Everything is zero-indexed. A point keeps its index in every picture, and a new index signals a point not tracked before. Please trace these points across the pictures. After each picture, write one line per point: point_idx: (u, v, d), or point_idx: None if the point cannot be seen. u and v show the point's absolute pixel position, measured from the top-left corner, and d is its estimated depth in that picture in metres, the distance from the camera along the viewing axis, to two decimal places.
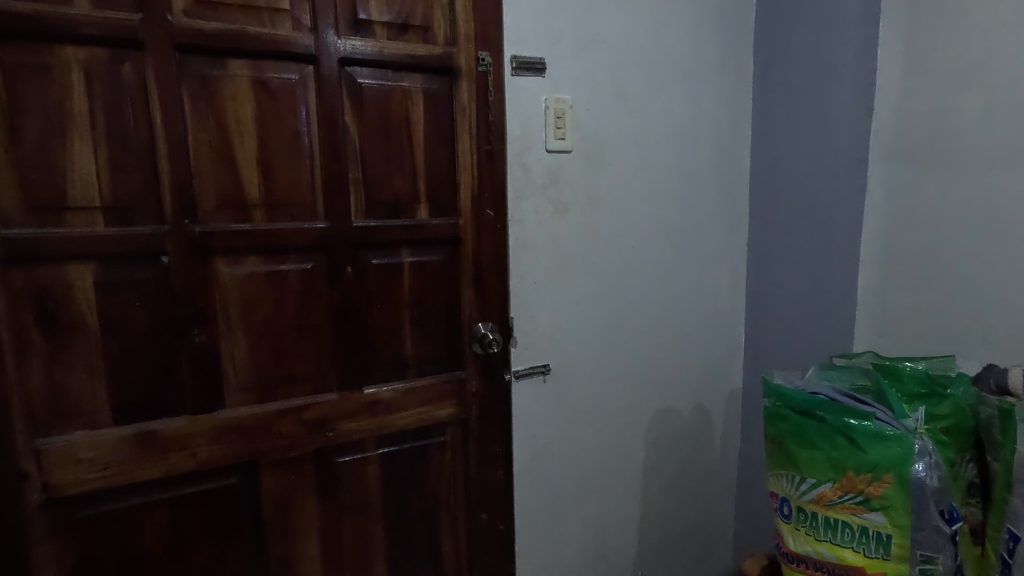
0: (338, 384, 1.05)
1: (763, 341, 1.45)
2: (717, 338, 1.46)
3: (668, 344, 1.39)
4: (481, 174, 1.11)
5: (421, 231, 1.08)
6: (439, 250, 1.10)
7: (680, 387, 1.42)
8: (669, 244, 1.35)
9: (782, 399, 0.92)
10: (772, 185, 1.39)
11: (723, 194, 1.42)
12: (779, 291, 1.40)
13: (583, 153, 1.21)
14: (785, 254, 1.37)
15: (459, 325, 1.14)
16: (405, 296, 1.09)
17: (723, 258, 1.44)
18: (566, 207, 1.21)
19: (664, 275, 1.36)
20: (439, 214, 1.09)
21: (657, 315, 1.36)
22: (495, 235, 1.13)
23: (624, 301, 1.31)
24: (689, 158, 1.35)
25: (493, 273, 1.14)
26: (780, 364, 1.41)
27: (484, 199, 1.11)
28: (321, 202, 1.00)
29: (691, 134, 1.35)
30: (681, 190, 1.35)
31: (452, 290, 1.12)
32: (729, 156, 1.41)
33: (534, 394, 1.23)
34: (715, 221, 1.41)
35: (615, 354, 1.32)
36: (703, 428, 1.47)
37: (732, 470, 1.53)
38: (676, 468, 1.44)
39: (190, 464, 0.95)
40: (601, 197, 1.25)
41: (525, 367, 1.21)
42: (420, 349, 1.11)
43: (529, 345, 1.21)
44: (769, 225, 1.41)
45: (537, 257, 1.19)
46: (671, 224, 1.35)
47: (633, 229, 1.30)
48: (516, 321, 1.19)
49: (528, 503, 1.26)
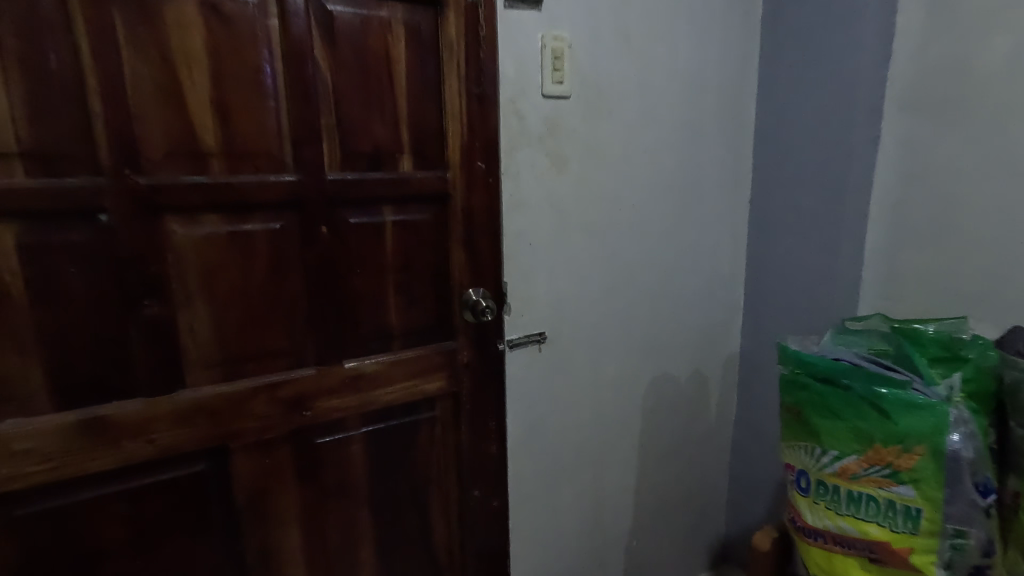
0: (315, 357, 0.94)
1: (765, 306, 1.38)
2: (716, 301, 1.40)
3: (667, 309, 1.32)
4: (472, 121, 0.98)
5: (405, 187, 0.96)
6: (426, 207, 0.99)
7: (678, 353, 1.36)
8: (671, 203, 1.27)
9: (802, 366, 0.86)
10: (777, 139, 1.31)
11: (725, 148, 1.33)
12: (783, 251, 1.33)
13: (582, 100, 1.10)
14: (790, 212, 1.30)
15: (448, 291, 1.03)
16: (390, 259, 0.97)
17: (724, 218, 1.37)
18: (564, 161, 1.10)
19: (664, 236, 1.27)
20: (424, 167, 0.97)
21: (656, 278, 1.28)
22: (487, 190, 1.02)
23: (623, 264, 1.23)
24: (693, 109, 1.25)
25: (486, 234, 1.04)
26: (781, 328, 1.35)
27: (475, 150, 0.99)
28: (289, 152, 0.86)
29: (695, 82, 1.24)
30: (685, 143, 1.26)
31: (441, 253, 1.01)
32: (733, 108, 1.32)
33: (530, 364, 1.15)
34: (717, 177, 1.33)
35: (613, 320, 1.24)
36: (701, 395, 1.42)
37: (727, 437, 1.50)
38: (673, 437, 1.40)
39: (149, 452, 0.83)
40: (600, 150, 1.14)
41: (520, 335, 1.12)
42: (405, 318, 1.01)
43: (524, 311, 1.12)
44: (773, 182, 1.33)
45: (533, 215, 1.09)
46: (673, 180, 1.26)
47: (635, 186, 1.20)
48: (510, 286, 1.09)
49: (522, 477, 1.20)
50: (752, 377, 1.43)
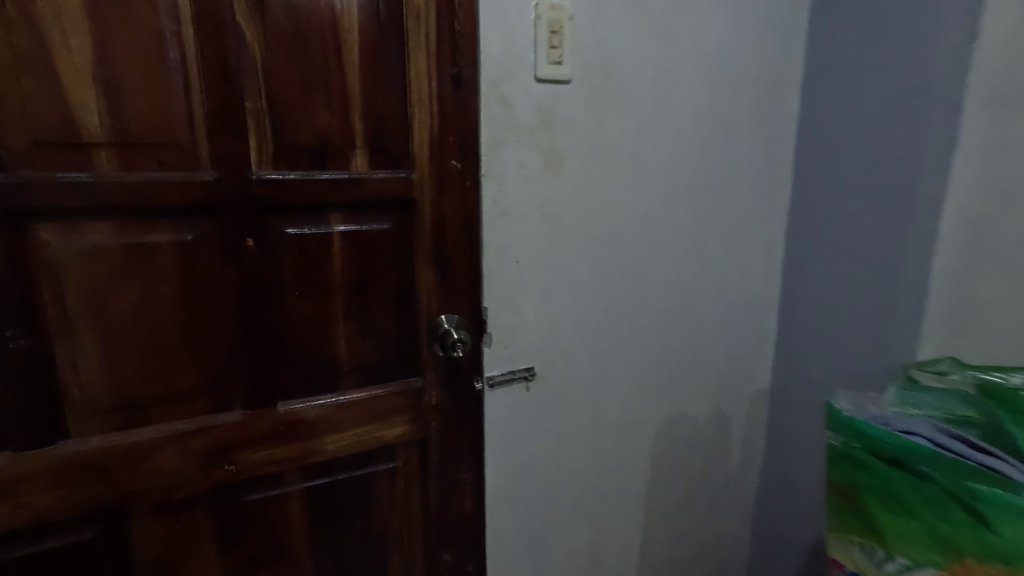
0: (241, 399, 0.76)
1: (803, 337, 1.16)
2: (746, 330, 1.18)
3: (684, 339, 1.10)
4: (444, 109, 0.79)
5: (356, 189, 0.77)
6: (384, 215, 0.79)
7: (695, 390, 1.15)
8: (694, 212, 1.05)
9: (861, 441, 0.66)
10: (825, 137, 1.08)
11: (762, 148, 1.11)
12: (827, 273, 1.10)
13: (586, 85, 0.89)
14: (836, 227, 1.08)
15: (412, 317, 0.84)
16: (337, 279, 0.79)
17: (758, 231, 1.14)
18: (561, 161, 0.90)
19: (685, 252, 1.06)
20: (382, 165, 0.78)
21: (673, 303, 1.07)
22: (463, 196, 0.82)
23: (633, 286, 1.02)
24: (725, 99, 1.04)
25: (461, 249, 0.84)
26: (820, 365, 1.13)
27: (448, 145, 0.80)
28: (204, 143, 0.68)
29: (729, 67, 1.03)
30: (713, 140, 1.04)
31: (403, 272, 0.82)
32: (774, 99, 1.10)
33: (514, 404, 0.96)
34: (751, 183, 1.11)
35: (618, 352, 1.04)
36: (722, 438, 1.21)
37: (751, 485, 1.29)
38: (687, 487, 1.19)
39: (19, 518, 0.66)
40: (607, 148, 0.93)
41: (503, 371, 0.93)
42: (357, 350, 0.82)
43: (508, 342, 0.92)
44: (817, 190, 1.11)
45: (521, 226, 0.89)
46: (697, 185, 1.04)
47: (649, 192, 0.99)
48: (491, 312, 0.90)
49: (503, 536, 1.01)
50: (784, 419, 1.21)
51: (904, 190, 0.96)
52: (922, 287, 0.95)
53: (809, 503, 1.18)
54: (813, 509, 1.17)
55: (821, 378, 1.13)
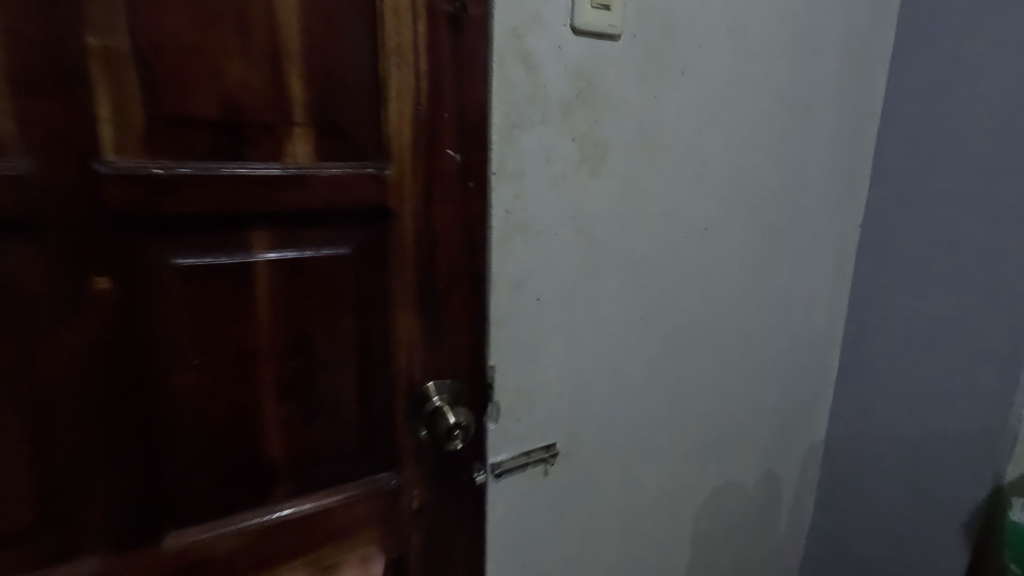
0: (99, 541, 0.46)
1: (877, 381, 0.95)
2: (803, 373, 0.96)
3: (737, 386, 0.88)
4: (437, 68, 0.50)
5: (295, 192, 0.47)
6: (343, 234, 0.51)
7: (749, 450, 0.93)
8: (755, 226, 0.82)
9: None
10: (920, 134, 0.85)
11: (840, 148, 0.87)
12: (917, 306, 0.88)
13: (640, 47, 0.63)
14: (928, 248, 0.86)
15: (385, 387, 0.55)
16: (265, 337, 0.49)
17: (826, 249, 0.91)
18: (602, 155, 0.64)
19: (744, 279, 0.83)
20: (337, 155, 0.49)
21: (726, 342, 0.84)
22: (464, 205, 0.54)
23: (682, 323, 0.78)
24: (804, 79, 0.79)
25: (460, 286, 0.56)
26: (898, 413, 0.92)
27: (445, 125, 0.51)
28: (7, 108, 0.37)
29: (812, 34, 0.78)
30: (785, 132, 0.80)
31: (370, 322, 0.53)
32: (855, 81, 0.86)
33: (531, 490, 0.69)
34: (824, 188, 0.88)
35: (660, 409, 0.79)
36: (770, 501, 0.99)
37: (797, 550, 1.08)
38: (730, 564, 0.96)
39: None
40: (660, 137, 0.68)
41: (515, 456, 0.66)
42: (298, 442, 0.53)
43: (524, 410, 0.66)
44: (901, 201, 0.89)
45: (547, 249, 0.62)
46: (761, 191, 0.81)
47: (707, 199, 0.75)
48: (500, 370, 0.62)
49: None
50: (847, 473, 1.01)
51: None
52: None
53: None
54: None
55: (901, 432, 0.92)
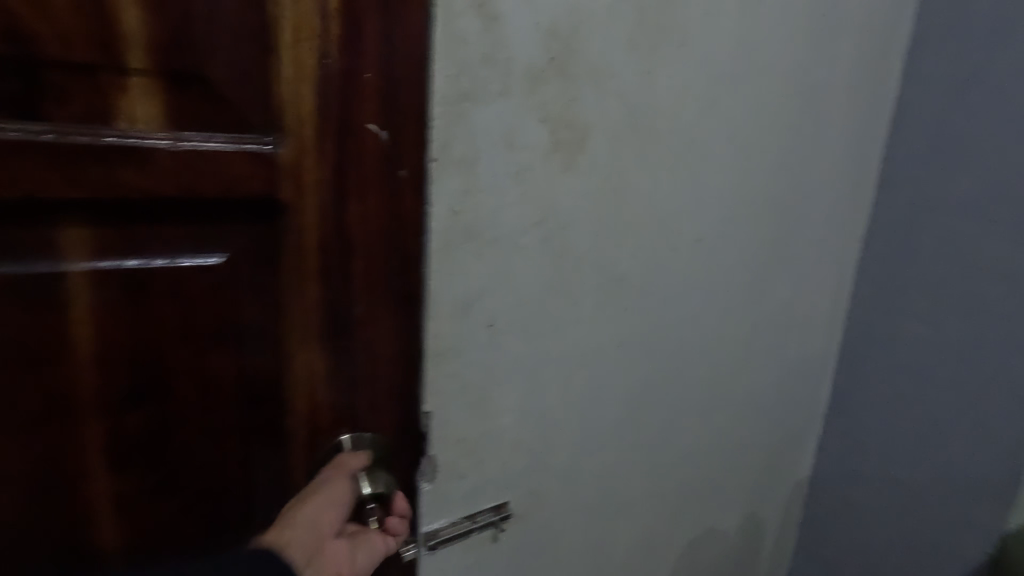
0: None
1: (875, 412, 0.87)
2: (792, 404, 0.86)
3: (723, 420, 0.77)
4: (355, 4, 0.35)
5: (130, 172, 0.32)
6: (212, 236, 0.36)
7: (730, 491, 0.82)
8: (754, 240, 0.70)
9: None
10: (937, 141, 0.77)
11: (847, 152, 0.77)
12: (924, 333, 0.81)
13: (632, 7, 0.49)
14: (942, 270, 0.78)
15: (277, 446, 0.41)
16: (89, 380, 0.34)
17: (824, 266, 0.81)
18: (580, 143, 0.50)
19: (738, 302, 0.72)
20: (200, 123, 0.34)
21: (713, 372, 0.73)
22: (392, 202, 0.40)
23: (666, 354, 0.66)
24: (817, 68, 0.68)
25: (385, 311, 0.42)
26: (895, 444, 0.85)
27: (365, 89, 0.37)
28: None
29: (830, 15, 0.66)
30: (792, 132, 0.68)
31: (255, 359, 0.39)
32: (868, 74, 0.75)
33: (479, 555, 0.56)
34: (827, 197, 0.77)
35: (638, 452, 0.67)
36: (748, 540, 0.90)
37: None
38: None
39: None
40: (650, 126, 0.54)
41: (456, 522, 0.53)
42: (145, 522, 0.38)
43: (469, 464, 0.52)
44: (912, 215, 0.80)
45: (503, 263, 0.48)
46: (763, 199, 0.69)
47: (702, 207, 0.63)
48: (438, 417, 0.48)
49: None
50: (833, 509, 0.93)
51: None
52: None
53: None
54: None
55: (898, 467, 0.85)
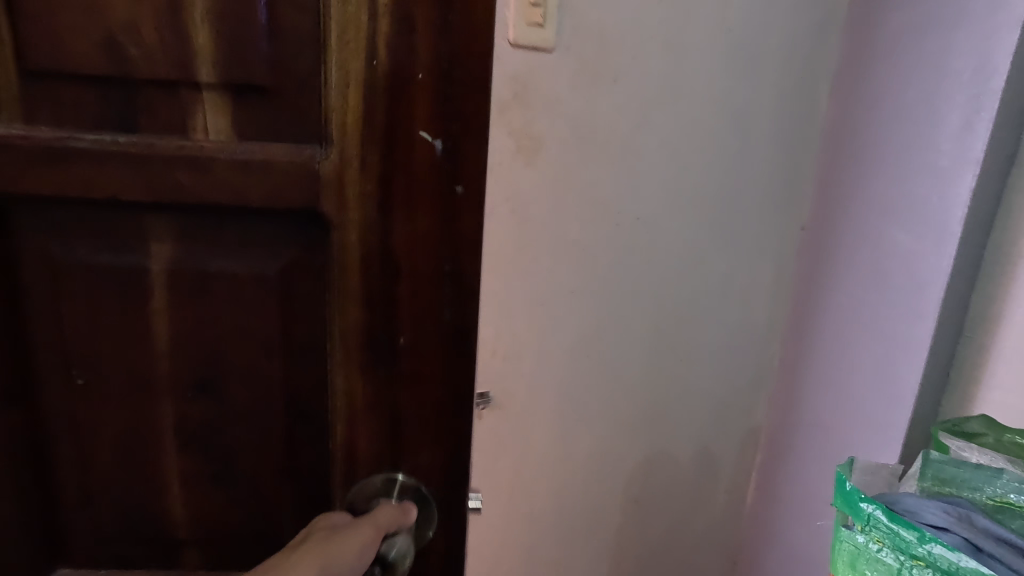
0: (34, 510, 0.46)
1: (794, 368, 1.05)
2: (735, 356, 1.07)
3: (664, 358, 1.03)
4: (409, 17, 0.37)
5: (189, 175, 0.39)
6: (265, 246, 0.42)
7: (675, 419, 1.06)
8: (681, 222, 0.98)
9: (918, 556, 0.58)
10: (850, 147, 0.95)
11: (774, 153, 1.00)
12: (835, 303, 0.97)
13: (574, 59, 0.85)
14: (841, 263, 0.96)
15: (323, 436, 0.46)
16: (163, 334, 0.43)
17: (739, 242, 1.03)
18: (537, 152, 0.87)
19: (674, 267, 1.00)
20: (251, 133, 0.39)
21: (653, 317, 1.01)
22: (449, 221, 0.41)
23: (609, 298, 0.97)
24: (732, 93, 0.95)
25: (428, 328, 0.43)
26: (812, 400, 1.00)
27: (417, 94, 0.38)
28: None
29: (745, 55, 0.94)
30: (714, 141, 0.96)
31: (293, 350, 0.44)
32: (798, 96, 0.99)
33: None
34: (733, 187, 1.00)
35: (591, 366, 0.99)
36: (679, 473, 1.09)
37: (739, 531, 1.17)
38: (622, 522, 1.08)
39: None
40: (591, 138, 0.89)
41: None
42: (199, 473, 0.46)
43: None
44: (834, 206, 0.98)
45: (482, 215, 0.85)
46: (688, 192, 0.97)
47: (633, 196, 0.94)
48: None
49: None
50: (766, 456, 1.10)
51: (941, 213, 0.81)
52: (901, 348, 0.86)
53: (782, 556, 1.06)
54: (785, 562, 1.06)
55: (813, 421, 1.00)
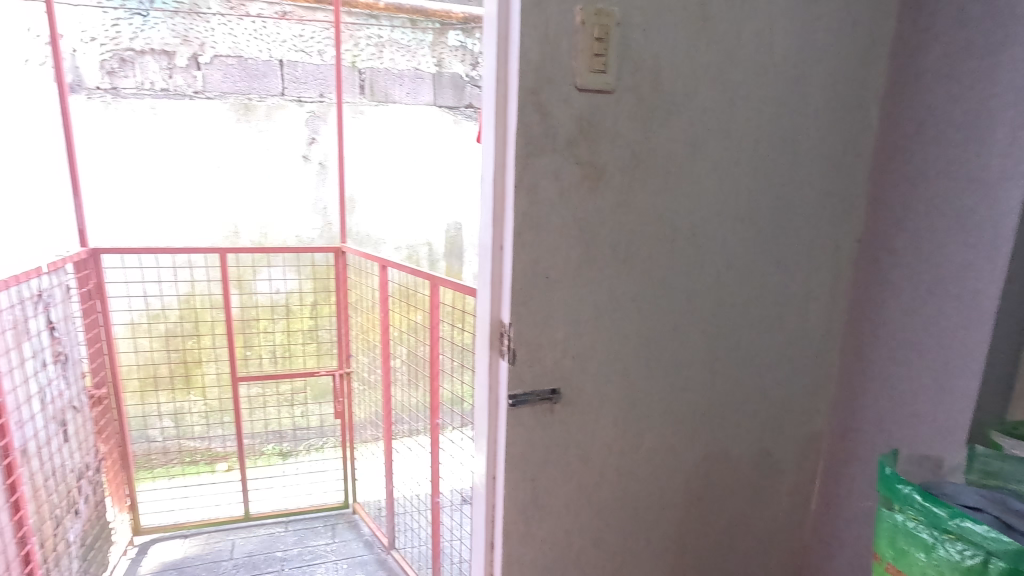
0: None
1: (855, 373, 1.15)
2: (798, 357, 1.16)
3: (732, 363, 1.11)
4: None
5: None
6: None
7: (744, 418, 1.15)
8: (743, 236, 1.05)
9: (949, 529, 0.65)
10: (902, 170, 1.05)
11: (827, 170, 1.08)
12: (890, 313, 1.07)
13: (631, 96, 0.91)
14: (897, 268, 1.06)
15: None
16: None
17: (796, 259, 1.10)
18: (598, 176, 0.92)
19: (738, 278, 1.07)
20: None
21: (721, 325, 1.08)
22: None
23: (677, 311, 1.04)
24: (784, 118, 1.03)
25: None
26: (873, 401, 1.11)
27: None
28: None
29: (794, 83, 1.02)
30: (772, 163, 1.04)
31: None
32: (846, 118, 1.07)
33: (538, 416, 0.98)
34: (787, 207, 1.07)
35: (667, 375, 1.06)
36: (742, 474, 1.18)
37: (810, 512, 1.26)
38: (684, 519, 1.15)
39: None
40: (653, 164, 0.96)
41: (529, 394, 0.96)
42: None
43: (532, 357, 0.95)
44: (891, 218, 1.07)
45: (558, 245, 0.93)
46: (747, 207, 1.04)
47: (695, 213, 1.01)
48: (516, 332, 0.93)
49: (527, 537, 1.03)
50: (831, 456, 1.21)
51: (993, 219, 0.89)
52: (955, 341, 0.95)
53: (856, 534, 1.15)
54: (860, 540, 1.14)
55: (878, 423, 1.11)
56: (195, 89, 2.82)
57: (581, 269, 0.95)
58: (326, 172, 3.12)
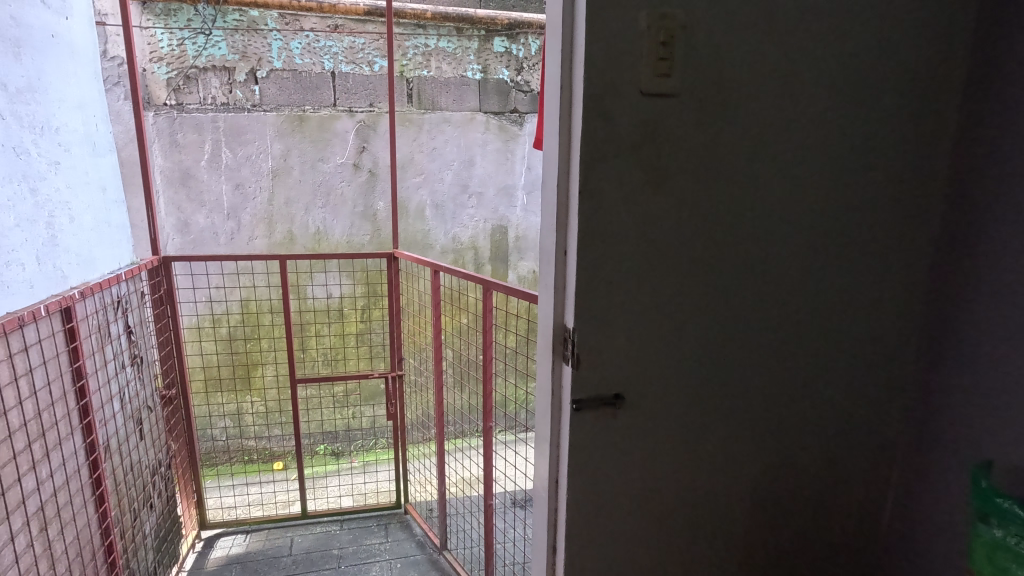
0: None
1: (934, 378, 1.10)
2: (869, 362, 1.11)
3: (800, 369, 1.08)
4: None
5: None
6: None
7: (813, 424, 1.11)
8: (812, 238, 1.02)
9: None
10: (986, 164, 0.99)
11: (901, 168, 1.04)
12: (975, 316, 1.02)
13: (697, 98, 0.90)
14: (981, 270, 1.00)
15: None
16: None
17: (868, 261, 1.06)
18: (663, 180, 0.92)
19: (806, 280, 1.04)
20: None
21: (788, 329, 1.05)
22: None
23: (742, 314, 1.02)
24: (855, 115, 0.99)
25: None
26: (957, 409, 1.06)
27: None
28: None
29: (866, 80, 0.98)
30: (843, 162, 1.00)
31: None
32: (921, 114, 1.03)
33: (602, 420, 0.98)
34: (859, 206, 1.03)
35: (733, 380, 1.04)
36: (811, 482, 1.14)
37: (883, 522, 1.21)
38: (749, 526, 1.13)
39: None
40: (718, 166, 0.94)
41: (593, 398, 0.95)
42: None
43: (596, 362, 0.95)
44: (972, 216, 1.01)
45: (623, 249, 0.92)
46: (816, 207, 1.01)
47: (762, 214, 0.98)
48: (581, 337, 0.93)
49: (591, 540, 1.03)
50: (907, 465, 1.16)
51: None
52: None
53: (936, 546, 1.10)
54: (941, 552, 1.09)
55: (961, 431, 1.05)
56: (254, 103, 2.94)
57: (645, 273, 0.94)
58: (376, 180, 3.22)
